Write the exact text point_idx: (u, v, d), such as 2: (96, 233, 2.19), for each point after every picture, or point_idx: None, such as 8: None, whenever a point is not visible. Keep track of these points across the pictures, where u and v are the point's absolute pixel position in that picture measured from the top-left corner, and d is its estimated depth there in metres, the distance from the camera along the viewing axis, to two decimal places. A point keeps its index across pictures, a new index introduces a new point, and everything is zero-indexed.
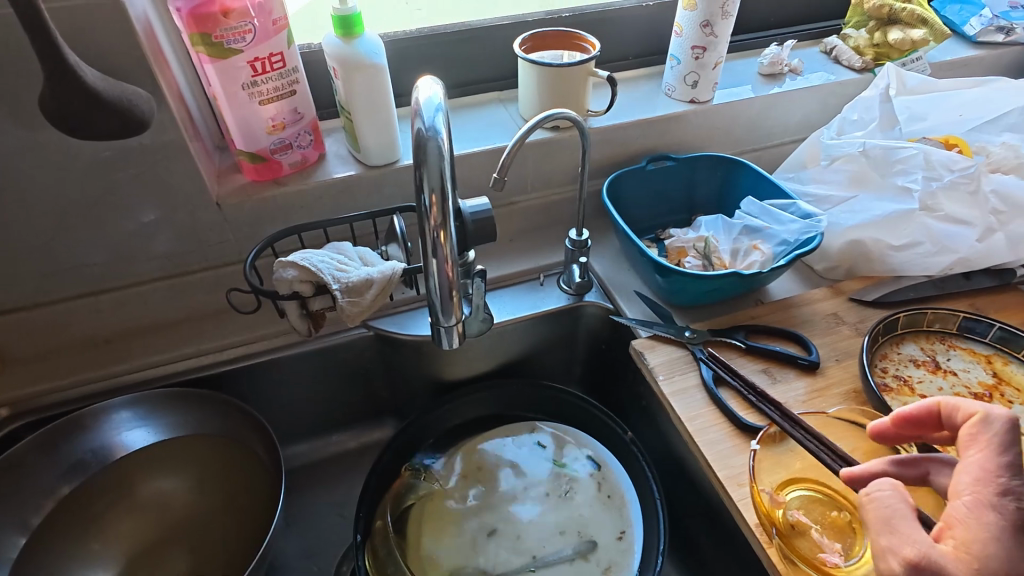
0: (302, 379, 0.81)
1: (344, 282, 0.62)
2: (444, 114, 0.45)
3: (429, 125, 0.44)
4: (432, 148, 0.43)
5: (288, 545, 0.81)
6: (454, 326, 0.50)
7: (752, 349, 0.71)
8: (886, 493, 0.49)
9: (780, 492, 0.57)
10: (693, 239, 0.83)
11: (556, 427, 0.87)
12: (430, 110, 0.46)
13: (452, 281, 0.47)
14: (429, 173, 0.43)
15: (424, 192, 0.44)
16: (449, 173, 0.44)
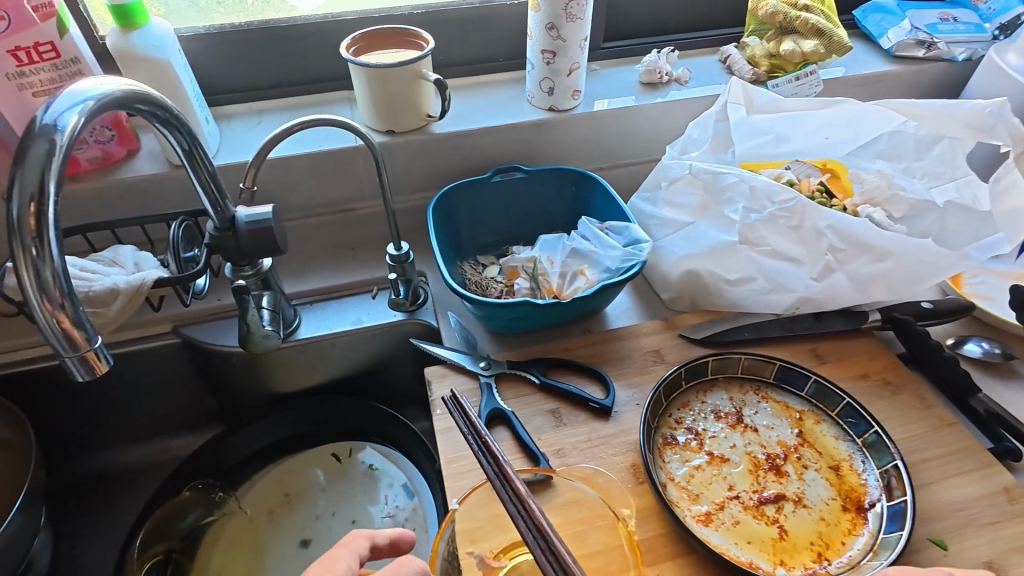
0: (107, 385, 0.78)
1: (84, 292, 0.60)
2: (82, 110, 0.42)
3: (48, 119, 0.40)
4: (38, 145, 0.39)
5: (83, 554, 0.78)
6: (75, 354, 0.41)
7: (547, 386, 0.65)
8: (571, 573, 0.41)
9: (507, 555, 0.51)
10: (524, 259, 0.78)
11: (379, 450, 0.82)
12: (72, 102, 0.42)
13: (52, 299, 0.39)
14: (23, 177, 0.38)
15: (16, 199, 0.38)
16: (54, 176, 0.39)
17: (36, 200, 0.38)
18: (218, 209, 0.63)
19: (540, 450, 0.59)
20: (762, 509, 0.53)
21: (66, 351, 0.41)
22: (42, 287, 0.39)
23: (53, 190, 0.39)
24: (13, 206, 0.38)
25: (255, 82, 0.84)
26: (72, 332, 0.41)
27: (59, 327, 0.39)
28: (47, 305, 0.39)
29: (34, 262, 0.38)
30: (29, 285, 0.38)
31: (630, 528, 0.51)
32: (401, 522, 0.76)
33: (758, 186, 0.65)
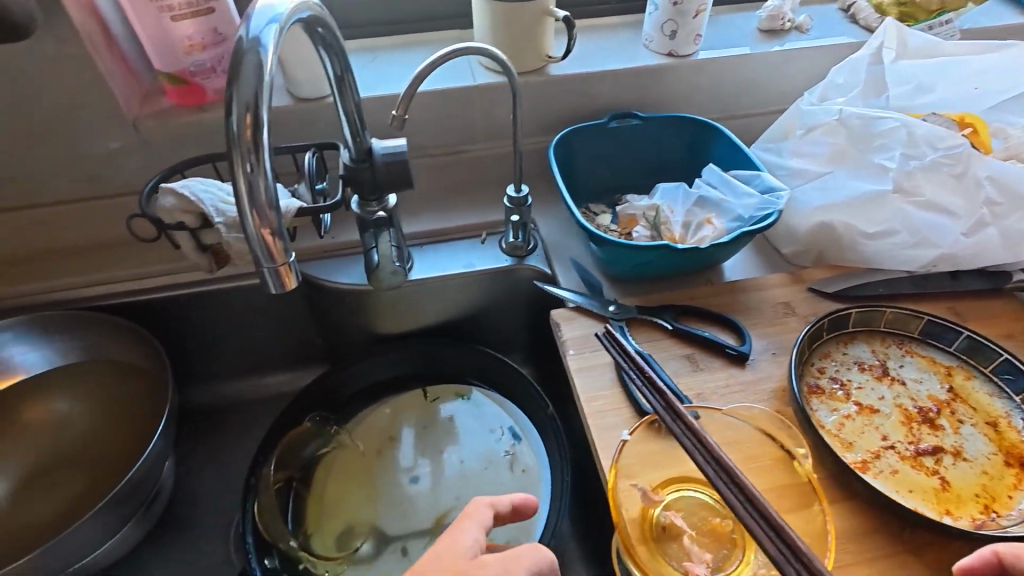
0: (224, 318, 0.79)
1: (229, 216, 0.58)
2: (280, 26, 0.41)
3: (254, 34, 0.39)
4: (249, 60, 0.38)
5: (199, 479, 0.80)
6: (273, 266, 0.42)
7: (679, 332, 0.64)
8: (757, 505, 0.41)
9: (664, 490, 0.52)
10: (645, 207, 0.76)
11: (484, 394, 0.83)
12: (267, 18, 0.41)
13: (262, 212, 0.40)
14: (240, 90, 0.38)
15: (234, 112, 0.38)
16: (266, 92, 0.38)
17: (251, 111, 0.38)
18: (356, 140, 0.62)
19: (682, 393, 0.58)
20: (919, 460, 0.52)
21: (263, 262, 0.42)
22: (255, 201, 0.39)
23: (265, 105, 0.39)
24: (232, 118, 0.38)
25: (369, 17, 0.83)
26: (273, 245, 0.41)
27: (264, 238, 0.40)
28: (257, 218, 0.40)
29: (249, 175, 0.39)
30: (243, 198, 0.39)
31: (807, 468, 0.51)
32: (511, 465, 0.77)
33: (919, 133, 0.65)
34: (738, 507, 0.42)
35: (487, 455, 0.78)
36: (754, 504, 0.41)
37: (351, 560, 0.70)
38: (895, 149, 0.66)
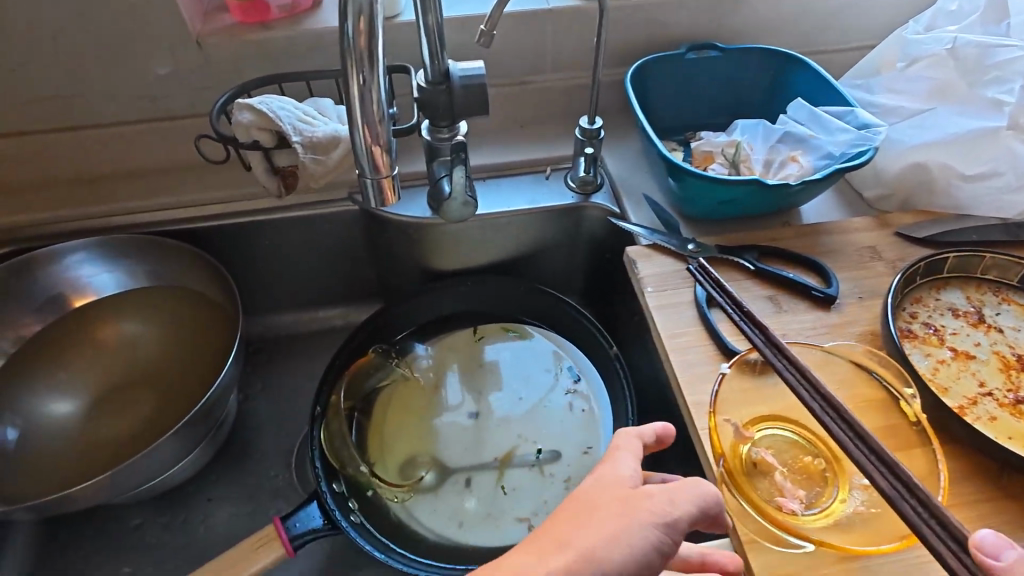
0: (284, 249, 0.79)
1: (307, 137, 0.57)
2: None
3: None
4: None
5: (260, 407, 0.81)
6: (377, 180, 0.41)
7: (762, 272, 0.62)
8: (868, 443, 0.40)
9: (752, 427, 0.51)
10: (723, 143, 0.72)
11: (542, 334, 0.82)
12: None
13: (372, 123, 0.38)
14: None
15: (348, 15, 0.35)
16: None
17: (364, 16, 0.35)
18: (434, 62, 0.59)
19: None
20: (1019, 408, 0.51)
21: (366, 174, 0.41)
22: (366, 113, 0.37)
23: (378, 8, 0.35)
24: (345, 23, 0.35)
25: None
26: (378, 158, 0.40)
27: (373, 149, 0.39)
28: (367, 131, 0.38)
29: (361, 88, 0.37)
30: (355, 109, 0.38)
31: (914, 409, 0.50)
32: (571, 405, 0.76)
33: None
34: (847, 443, 0.41)
35: (546, 393, 0.77)
36: (865, 441, 0.40)
37: (415, 489, 0.71)
38: (1015, 80, 0.62)
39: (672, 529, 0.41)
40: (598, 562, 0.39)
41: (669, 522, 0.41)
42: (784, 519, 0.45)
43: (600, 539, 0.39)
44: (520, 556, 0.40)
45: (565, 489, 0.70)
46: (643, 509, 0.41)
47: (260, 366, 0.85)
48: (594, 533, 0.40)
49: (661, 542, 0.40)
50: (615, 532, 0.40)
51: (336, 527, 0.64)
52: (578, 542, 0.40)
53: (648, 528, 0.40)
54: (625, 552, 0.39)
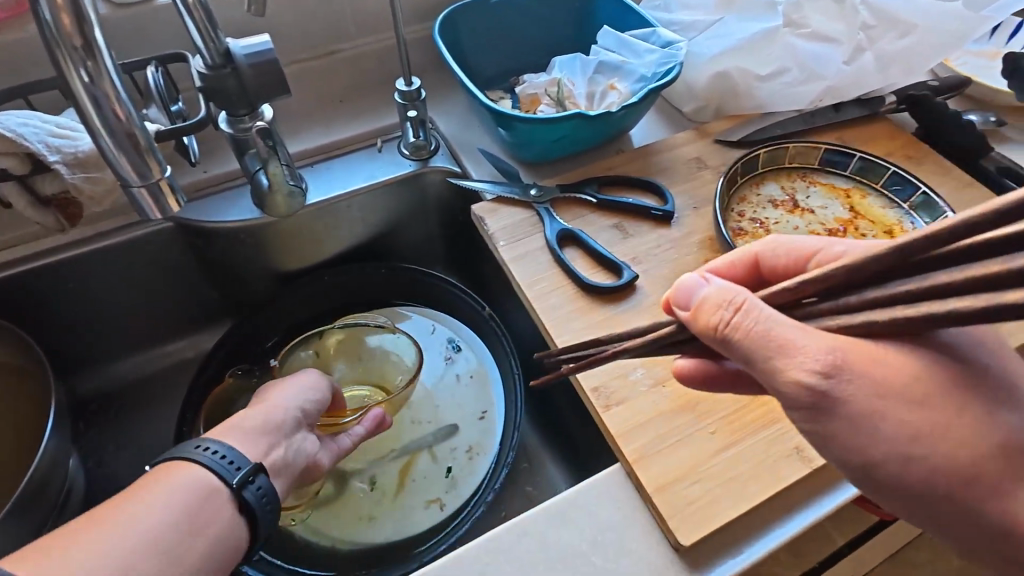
0: (96, 288, 0.68)
1: (67, 154, 0.48)
2: None
3: None
4: None
5: (118, 470, 0.71)
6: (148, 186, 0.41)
7: (604, 204, 0.63)
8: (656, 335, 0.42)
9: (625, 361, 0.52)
10: (545, 83, 0.72)
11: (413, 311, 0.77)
12: None
13: (118, 126, 0.37)
14: None
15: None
16: None
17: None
18: (210, 44, 0.52)
19: (619, 261, 0.58)
20: None
21: (130, 184, 0.41)
22: (102, 112, 0.36)
23: None
24: (40, 8, 0.32)
25: None
26: (137, 163, 0.39)
27: (130, 154, 0.39)
28: (111, 134, 0.37)
29: (89, 85, 0.35)
30: (89, 110, 0.36)
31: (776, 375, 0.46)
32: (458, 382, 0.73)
33: None
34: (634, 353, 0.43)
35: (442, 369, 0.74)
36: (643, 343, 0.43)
37: (313, 504, 0.65)
38: None
39: (317, 390, 0.60)
40: (276, 408, 0.56)
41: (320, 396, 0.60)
42: (665, 430, 0.48)
43: (281, 394, 0.57)
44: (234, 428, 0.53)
45: (470, 460, 0.69)
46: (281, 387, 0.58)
47: (107, 425, 0.74)
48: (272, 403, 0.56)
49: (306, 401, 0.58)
50: (283, 400, 0.57)
51: None
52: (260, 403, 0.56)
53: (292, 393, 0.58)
54: (296, 397, 0.58)
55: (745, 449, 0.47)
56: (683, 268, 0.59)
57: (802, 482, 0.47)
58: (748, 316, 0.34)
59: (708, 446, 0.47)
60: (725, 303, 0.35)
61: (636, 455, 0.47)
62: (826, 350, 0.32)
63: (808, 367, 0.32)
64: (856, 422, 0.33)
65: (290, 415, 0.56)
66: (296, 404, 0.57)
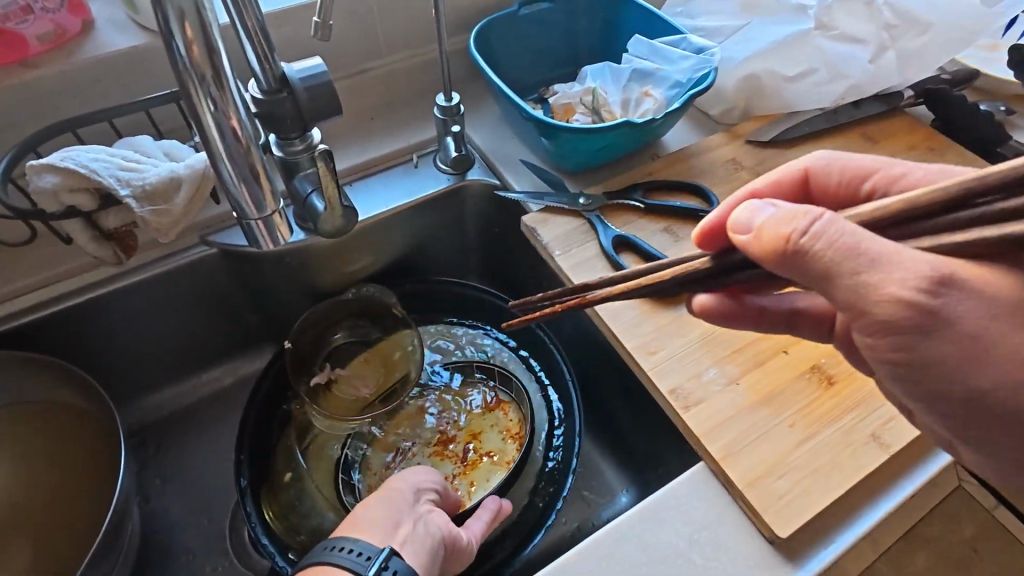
0: (138, 320, 0.67)
1: (138, 188, 0.48)
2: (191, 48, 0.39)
3: (187, 55, 0.39)
4: (204, 108, 0.41)
5: (170, 502, 0.70)
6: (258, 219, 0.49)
7: (652, 208, 0.65)
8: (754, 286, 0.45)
9: (700, 369, 0.53)
10: (579, 93, 0.73)
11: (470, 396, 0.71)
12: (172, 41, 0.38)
13: (245, 184, 0.46)
14: (221, 133, 0.42)
15: (217, 135, 0.42)
16: (235, 122, 0.43)
17: (225, 134, 0.43)
18: (266, 66, 0.51)
19: None
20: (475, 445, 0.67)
21: (247, 215, 0.48)
22: (226, 134, 0.42)
23: (219, 133, 0.42)
24: (224, 142, 0.43)
25: None
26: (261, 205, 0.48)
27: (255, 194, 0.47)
28: (235, 166, 0.44)
29: (235, 170, 0.44)
30: (216, 139, 0.42)
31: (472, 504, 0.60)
32: (513, 415, 0.68)
33: None
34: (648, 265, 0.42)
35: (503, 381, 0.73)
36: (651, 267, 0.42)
37: None
38: None
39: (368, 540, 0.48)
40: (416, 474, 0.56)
41: (422, 489, 0.55)
42: (746, 431, 0.50)
43: (413, 470, 0.56)
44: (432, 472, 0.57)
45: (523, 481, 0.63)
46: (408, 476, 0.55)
47: (153, 457, 0.73)
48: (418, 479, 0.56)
49: (427, 488, 0.55)
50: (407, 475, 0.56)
51: None
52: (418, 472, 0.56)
53: (412, 478, 0.55)
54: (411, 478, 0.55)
55: (823, 441, 0.49)
56: None
57: (880, 470, 0.50)
58: (827, 228, 0.34)
59: (790, 440, 0.49)
60: (793, 218, 0.36)
61: (723, 453, 0.48)
62: (922, 265, 0.33)
63: (903, 282, 0.33)
64: (964, 340, 0.34)
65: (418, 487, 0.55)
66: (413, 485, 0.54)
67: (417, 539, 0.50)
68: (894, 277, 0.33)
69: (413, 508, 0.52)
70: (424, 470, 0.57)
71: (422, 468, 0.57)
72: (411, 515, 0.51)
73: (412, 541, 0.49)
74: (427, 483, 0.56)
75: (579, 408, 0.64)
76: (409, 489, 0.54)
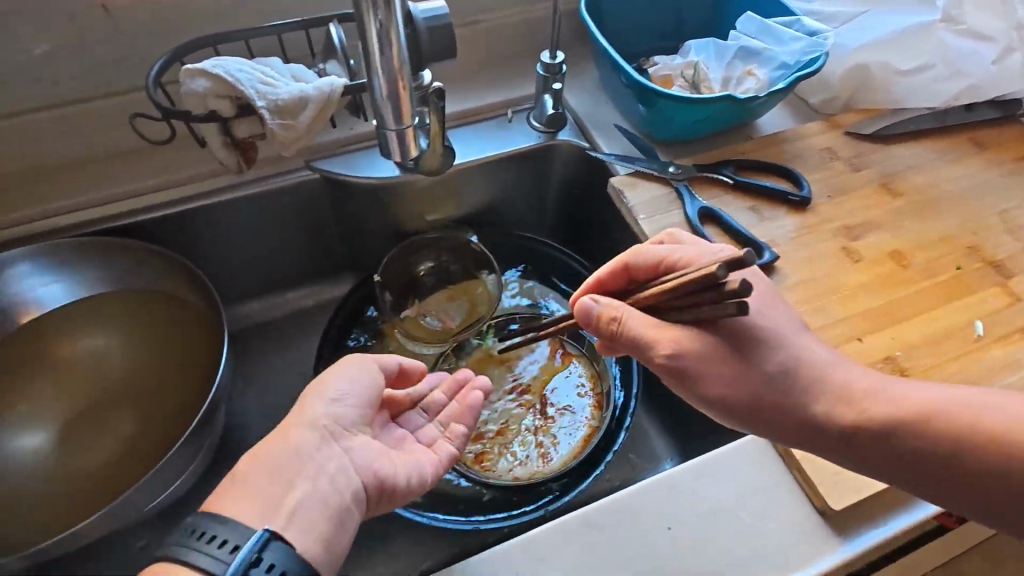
0: (240, 232, 0.72)
1: (272, 101, 0.52)
2: None
3: None
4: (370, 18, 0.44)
5: (246, 403, 0.76)
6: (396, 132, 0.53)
7: (740, 186, 0.65)
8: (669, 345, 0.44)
9: None
10: (680, 65, 0.73)
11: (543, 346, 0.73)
12: None
13: (391, 96, 0.49)
14: (380, 42, 0.45)
15: (374, 43, 0.45)
16: (393, 35, 0.45)
17: (382, 45, 0.46)
18: None
19: (760, 242, 0.60)
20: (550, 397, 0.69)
21: (385, 124, 0.52)
22: (384, 49, 0.46)
23: (378, 43, 0.45)
24: (380, 52, 0.46)
25: None
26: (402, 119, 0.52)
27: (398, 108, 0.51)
28: (385, 77, 0.48)
29: (384, 82, 0.48)
30: (374, 48, 0.46)
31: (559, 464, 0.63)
32: (583, 370, 0.70)
33: None
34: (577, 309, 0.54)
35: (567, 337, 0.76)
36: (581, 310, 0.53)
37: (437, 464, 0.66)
38: None
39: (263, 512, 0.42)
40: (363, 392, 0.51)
41: (332, 416, 0.49)
42: None
43: (332, 386, 0.50)
44: (329, 386, 0.50)
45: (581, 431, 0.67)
46: (321, 387, 0.50)
47: (236, 361, 0.79)
48: (318, 402, 0.49)
49: (339, 408, 0.49)
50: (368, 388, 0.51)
51: None
52: (327, 394, 0.49)
53: (312, 406, 0.49)
54: (321, 402, 0.49)
55: None
56: (819, 255, 0.60)
57: None
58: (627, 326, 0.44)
59: None
60: (612, 318, 0.45)
61: None
62: (668, 338, 0.43)
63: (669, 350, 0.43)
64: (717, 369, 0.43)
65: (336, 412, 0.49)
66: (318, 419, 0.48)
67: (319, 504, 0.45)
68: (664, 342, 0.43)
69: (314, 453, 0.47)
70: (351, 380, 0.51)
71: (356, 375, 0.51)
72: (308, 467, 0.46)
73: (311, 497, 0.45)
74: (346, 420, 0.50)
75: (637, 376, 0.68)
76: (303, 425, 0.48)
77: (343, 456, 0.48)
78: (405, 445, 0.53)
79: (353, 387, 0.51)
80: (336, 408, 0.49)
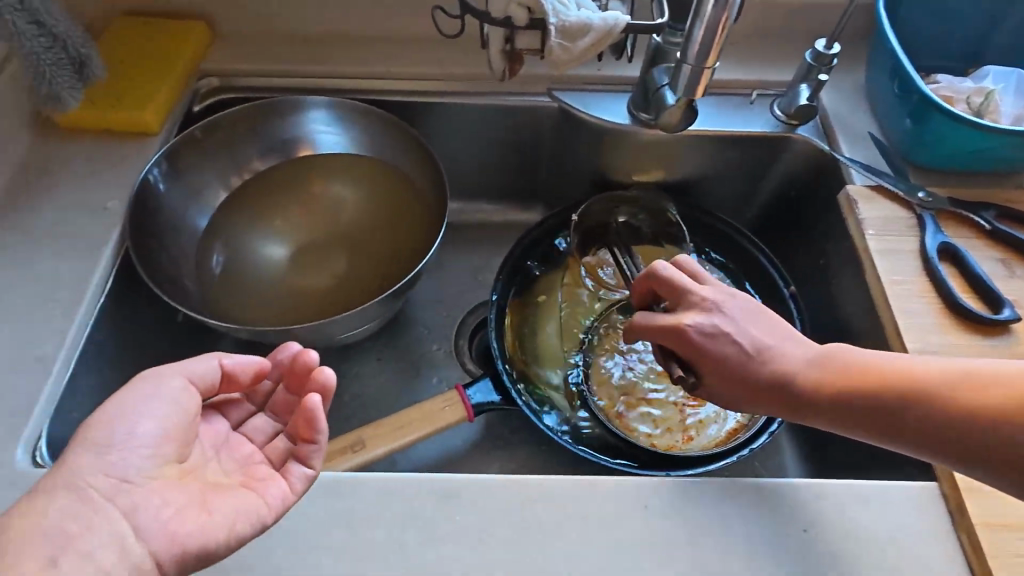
0: (471, 136, 0.80)
1: (562, 21, 0.56)
2: None
3: None
4: None
5: (422, 286, 0.84)
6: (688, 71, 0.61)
7: (994, 234, 0.59)
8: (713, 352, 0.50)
9: None
10: (969, 90, 0.66)
11: None
12: None
13: (703, 40, 0.58)
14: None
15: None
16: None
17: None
18: None
19: (1004, 298, 0.54)
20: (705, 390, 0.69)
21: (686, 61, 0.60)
22: (719, 3, 0.54)
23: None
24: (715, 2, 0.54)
25: None
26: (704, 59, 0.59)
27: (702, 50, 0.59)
28: (706, 27, 0.56)
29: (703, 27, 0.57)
30: (709, 2, 0.55)
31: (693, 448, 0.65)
32: None
33: None
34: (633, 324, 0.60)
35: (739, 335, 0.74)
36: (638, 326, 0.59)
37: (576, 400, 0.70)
38: None
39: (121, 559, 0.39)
40: (147, 412, 0.43)
41: (107, 446, 0.41)
42: None
43: (133, 404, 0.43)
44: (152, 386, 0.44)
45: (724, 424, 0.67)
46: (134, 395, 0.43)
47: None
48: (122, 423, 0.42)
49: (144, 422, 0.43)
50: (145, 412, 0.43)
51: (511, 403, 0.65)
52: (137, 406, 0.43)
53: (135, 396, 0.44)
54: (140, 401, 0.44)
55: None
56: None
57: None
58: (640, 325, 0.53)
59: None
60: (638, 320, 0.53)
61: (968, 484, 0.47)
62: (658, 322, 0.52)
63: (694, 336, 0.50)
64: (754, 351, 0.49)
65: (146, 420, 0.43)
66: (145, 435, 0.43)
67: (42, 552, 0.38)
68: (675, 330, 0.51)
69: (55, 495, 0.40)
70: (150, 400, 0.43)
71: (155, 391, 0.44)
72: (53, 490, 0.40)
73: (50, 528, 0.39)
74: (136, 467, 0.42)
75: None
76: (90, 453, 0.41)
77: (120, 520, 0.40)
78: (249, 466, 0.48)
79: (149, 420, 0.43)
80: (124, 426, 0.42)
